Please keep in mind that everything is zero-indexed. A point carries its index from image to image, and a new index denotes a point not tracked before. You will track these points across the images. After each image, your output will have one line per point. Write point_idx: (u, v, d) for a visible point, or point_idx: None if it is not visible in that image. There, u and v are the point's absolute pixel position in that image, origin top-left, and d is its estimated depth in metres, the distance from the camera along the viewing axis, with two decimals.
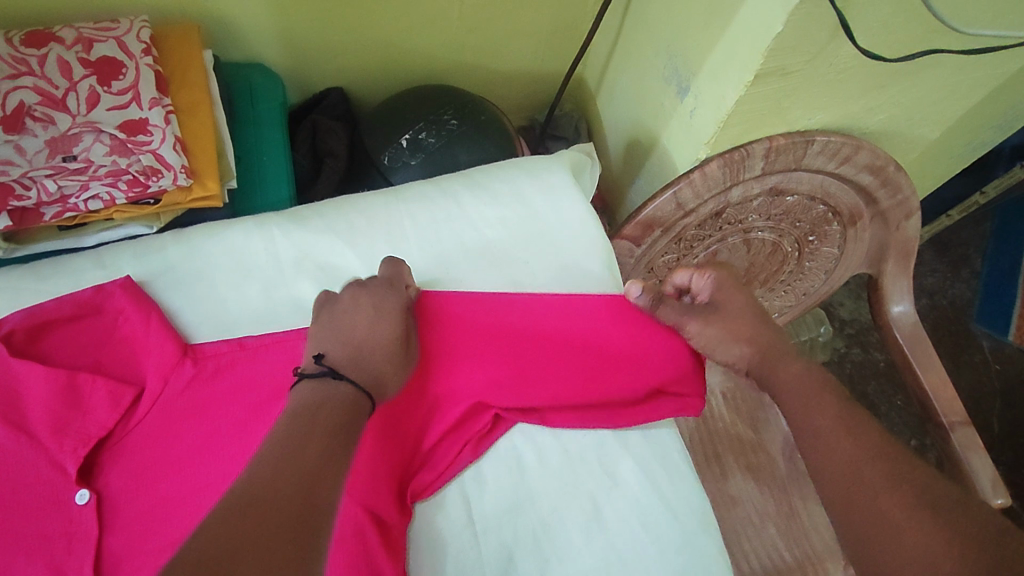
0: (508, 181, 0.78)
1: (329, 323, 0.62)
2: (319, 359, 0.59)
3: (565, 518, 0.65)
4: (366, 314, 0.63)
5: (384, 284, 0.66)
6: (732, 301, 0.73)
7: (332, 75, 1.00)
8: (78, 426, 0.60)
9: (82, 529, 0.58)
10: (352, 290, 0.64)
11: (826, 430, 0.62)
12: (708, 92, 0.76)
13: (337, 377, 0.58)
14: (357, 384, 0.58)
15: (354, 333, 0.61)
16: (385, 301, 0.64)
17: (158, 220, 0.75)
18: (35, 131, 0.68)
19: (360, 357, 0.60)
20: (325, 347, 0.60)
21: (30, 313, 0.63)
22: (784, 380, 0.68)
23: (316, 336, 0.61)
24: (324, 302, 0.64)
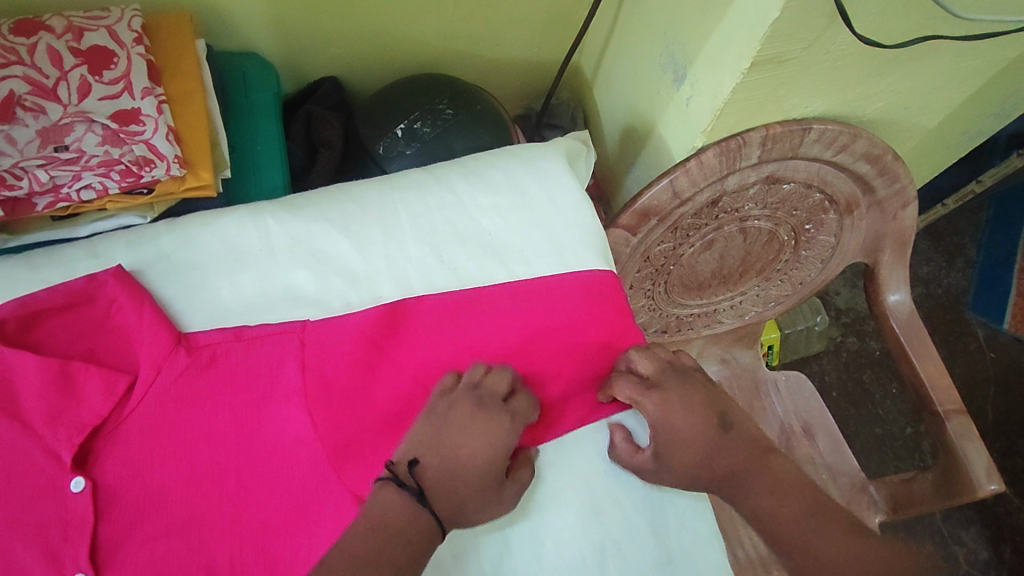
0: (504, 170, 0.78)
1: (441, 432, 0.63)
2: (412, 468, 0.61)
3: (561, 502, 0.66)
4: (480, 442, 0.62)
5: (509, 414, 0.64)
6: (677, 447, 0.66)
7: (326, 64, 1.00)
8: (73, 415, 0.61)
9: (77, 517, 0.59)
10: (476, 407, 0.63)
11: (791, 518, 0.66)
12: (705, 81, 0.75)
13: (421, 507, 0.60)
14: (437, 517, 0.60)
15: (461, 455, 0.62)
16: (502, 434, 0.63)
17: (152, 210, 0.74)
18: (26, 121, 0.67)
19: (451, 484, 0.61)
20: (422, 455, 0.62)
21: (24, 303, 0.63)
22: (755, 491, 0.67)
23: (415, 438, 0.63)
24: (443, 408, 0.64)
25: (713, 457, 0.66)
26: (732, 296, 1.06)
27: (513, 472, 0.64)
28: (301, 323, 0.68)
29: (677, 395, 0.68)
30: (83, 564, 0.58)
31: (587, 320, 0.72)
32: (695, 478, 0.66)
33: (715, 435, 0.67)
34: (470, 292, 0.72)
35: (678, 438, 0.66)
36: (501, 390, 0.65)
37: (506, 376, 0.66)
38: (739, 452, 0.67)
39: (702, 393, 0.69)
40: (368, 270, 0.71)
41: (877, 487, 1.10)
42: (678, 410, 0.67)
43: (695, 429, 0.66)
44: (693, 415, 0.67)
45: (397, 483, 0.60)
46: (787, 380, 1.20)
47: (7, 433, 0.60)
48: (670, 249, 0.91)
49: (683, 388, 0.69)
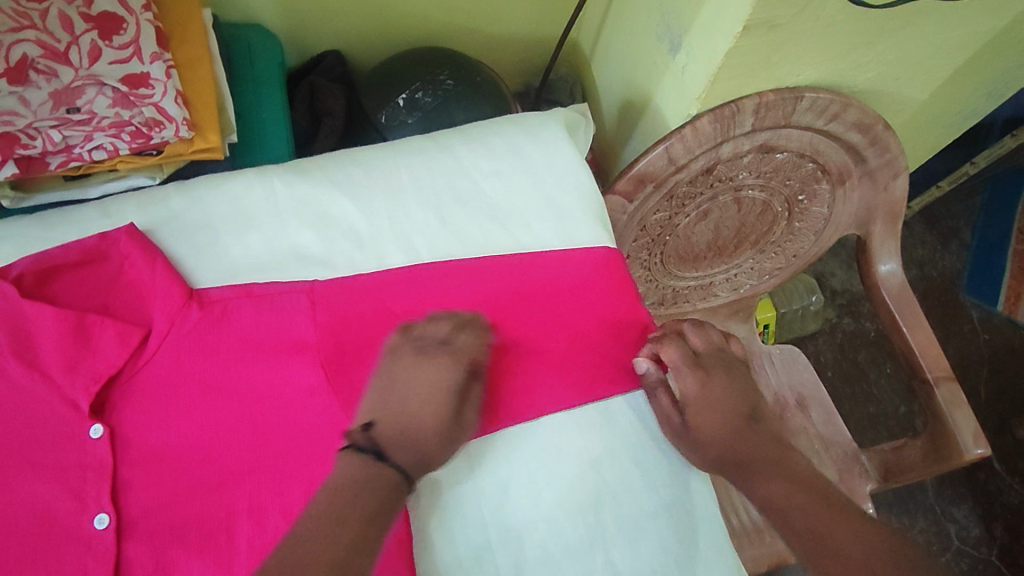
0: (505, 137, 0.78)
1: (388, 390, 0.64)
2: (366, 429, 0.61)
3: (558, 454, 0.67)
4: (428, 392, 0.64)
5: (452, 356, 0.66)
6: (706, 422, 0.69)
7: (328, 38, 1.01)
8: (89, 365, 0.63)
9: (94, 461, 0.61)
10: (417, 360, 0.65)
11: (809, 506, 0.64)
12: (699, 48, 0.77)
13: (381, 460, 0.60)
14: (401, 467, 0.61)
15: (411, 408, 0.63)
16: (448, 376, 0.65)
17: (161, 171, 0.77)
18: (38, 84, 0.68)
19: (407, 435, 0.62)
20: (376, 416, 0.62)
21: (38, 259, 0.65)
22: (773, 476, 0.67)
23: (372, 401, 0.63)
24: (386, 363, 0.65)
25: (739, 440, 0.69)
26: (727, 268, 1.08)
27: (467, 403, 0.66)
28: (309, 283, 0.69)
29: (717, 380, 0.72)
30: (104, 505, 0.60)
31: (590, 287, 0.73)
32: (721, 455, 0.69)
33: (745, 422, 0.70)
34: (477, 261, 0.72)
35: (711, 415, 0.70)
36: (439, 336, 0.67)
37: (442, 324, 0.67)
38: (767, 443, 0.70)
39: (742, 384, 0.73)
40: (371, 231, 0.72)
41: (869, 456, 1.12)
42: (716, 392, 0.71)
43: (727, 411, 0.70)
44: (727, 399, 0.71)
45: (352, 446, 0.60)
46: (781, 352, 1.23)
47: (25, 382, 0.62)
48: (667, 218, 0.94)
49: (722, 375, 0.73)
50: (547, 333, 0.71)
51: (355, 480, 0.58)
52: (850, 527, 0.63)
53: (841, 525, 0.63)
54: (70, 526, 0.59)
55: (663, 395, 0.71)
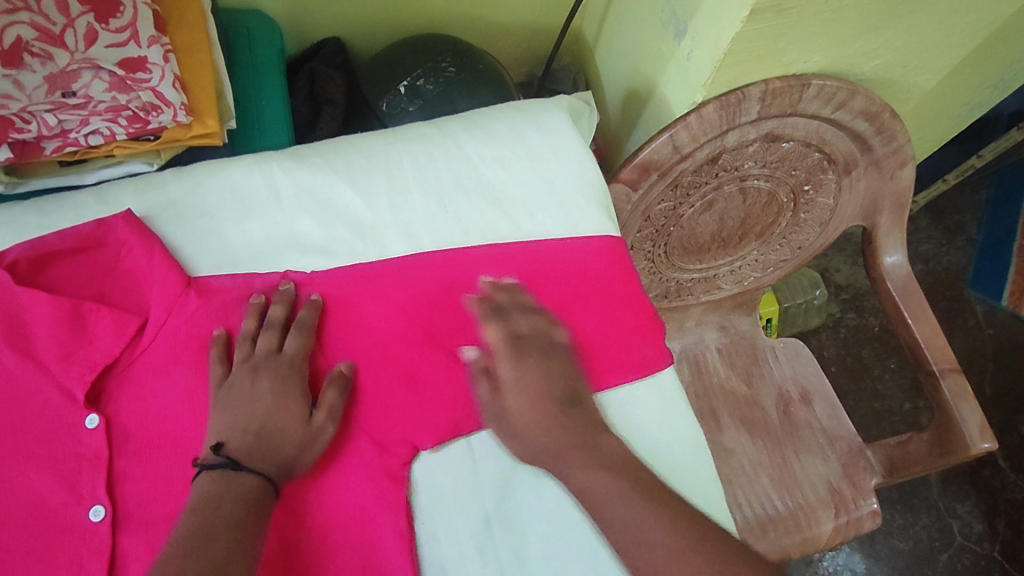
0: (506, 123, 0.76)
1: (234, 407, 0.60)
2: (218, 449, 0.58)
3: None
4: (264, 406, 0.61)
5: (283, 364, 0.63)
6: (522, 412, 0.63)
7: (329, 25, 1.00)
8: (85, 354, 0.62)
9: (91, 451, 0.60)
10: (250, 375, 0.62)
11: (620, 498, 0.57)
12: (705, 33, 0.76)
13: (237, 469, 0.57)
14: (261, 471, 0.58)
15: (256, 420, 0.60)
16: (289, 383, 0.62)
17: (158, 156, 0.76)
18: (33, 67, 0.66)
19: (267, 445, 0.59)
20: (228, 436, 0.59)
21: (33, 245, 0.64)
22: (588, 465, 0.60)
23: (216, 421, 0.60)
24: (259, 368, 0.62)
25: (550, 430, 0.62)
26: (731, 260, 1.07)
27: (318, 405, 0.61)
28: (309, 274, 0.68)
29: (535, 364, 0.64)
30: (100, 496, 0.59)
31: (597, 277, 0.72)
32: (534, 445, 0.62)
33: (561, 410, 0.63)
34: (483, 249, 0.71)
35: (521, 403, 0.63)
36: (272, 347, 0.64)
37: (273, 334, 0.64)
38: (580, 432, 0.62)
39: (561, 367, 0.65)
40: (372, 218, 0.71)
41: (873, 451, 1.11)
42: (530, 378, 0.63)
43: (541, 398, 0.63)
44: (542, 384, 0.63)
45: (205, 469, 0.57)
46: (785, 346, 1.21)
47: (20, 370, 0.61)
48: (671, 208, 0.92)
49: (547, 359, 0.65)
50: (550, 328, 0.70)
51: (215, 492, 0.55)
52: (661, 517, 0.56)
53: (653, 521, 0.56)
54: (65, 518, 0.58)
55: (484, 382, 0.65)
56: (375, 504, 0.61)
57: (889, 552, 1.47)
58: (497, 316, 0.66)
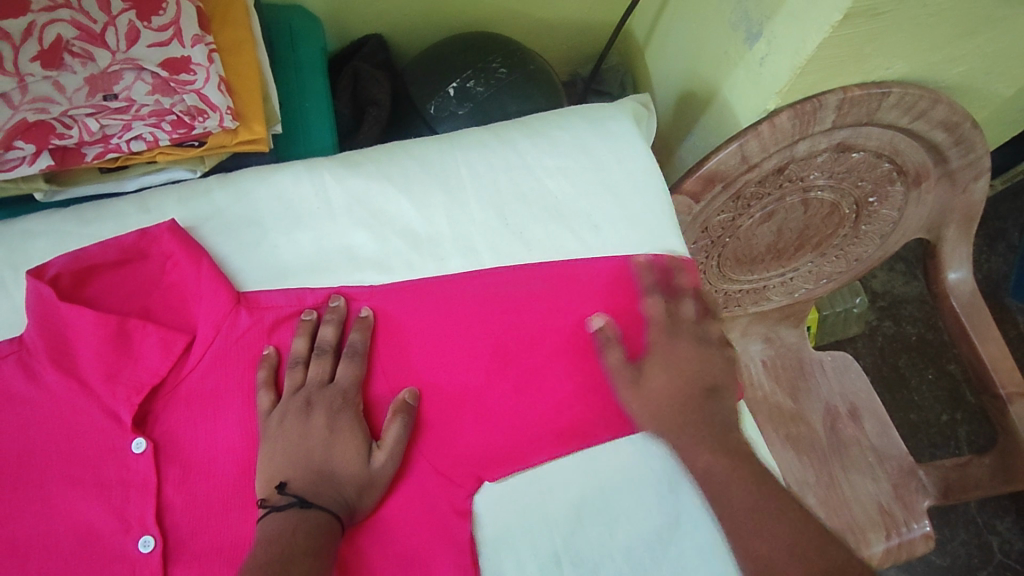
0: (570, 129, 0.70)
1: (299, 444, 0.56)
2: (282, 489, 0.54)
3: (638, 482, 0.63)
4: (321, 440, 0.57)
5: (335, 397, 0.58)
6: (662, 381, 0.62)
7: (371, 22, 0.96)
8: (130, 374, 0.57)
9: (138, 477, 0.55)
10: (301, 413, 0.57)
11: (736, 483, 0.58)
12: (785, 37, 0.71)
13: (306, 507, 0.53)
14: (329, 509, 0.54)
15: (314, 455, 0.56)
16: (343, 419, 0.58)
17: (202, 163, 0.72)
18: (73, 68, 0.63)
19: (329, 481, 0.55)
20: (292, 474, 0.55)
21: (75, 257, 0.59)
22: (702, 447, 0.60)
23: (270, 458, 0.56)
24: (310, 401, 0.58)
25: (683, 409, 0.62)
26: (782, 272, 1.02)
27: (381, 443, 0.58)
28: (367, 289, 0.64)
29: (686, 349, 0.64)
30: (150, 526, 0.54)
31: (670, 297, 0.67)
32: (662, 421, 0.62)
33: (700, 396, 0.63)
34: (550, 268, 0.66)
35: (660, 380, 0.63)
36: (324, 377, 0.59)
37: (325, 361, 0.60)
38: (706, 412, 0.63)
39: (710, 357, 0.64)
40: (429, 231, 0.66)
41: (927, 471, 1.05)
42: (678, 360, 0.64)
43: (679, 380, 0.63)
44: (684, 366, 0.63)
45: (271, 509, 0.53)
46: (833, 359, 1.15)
47: (64, 391, 0.56)
48: (730, 220, 0.88)
49: (692, 348, 0.64)
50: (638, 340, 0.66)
51: (285, 529, 0.52)
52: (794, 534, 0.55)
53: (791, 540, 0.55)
54: (113, 548, 0.54)
55: (615, 350, 0.62)
56: (435, 541, 0.58)
57: (925, 569, 1.42)
58: (669, 293, 0.66)
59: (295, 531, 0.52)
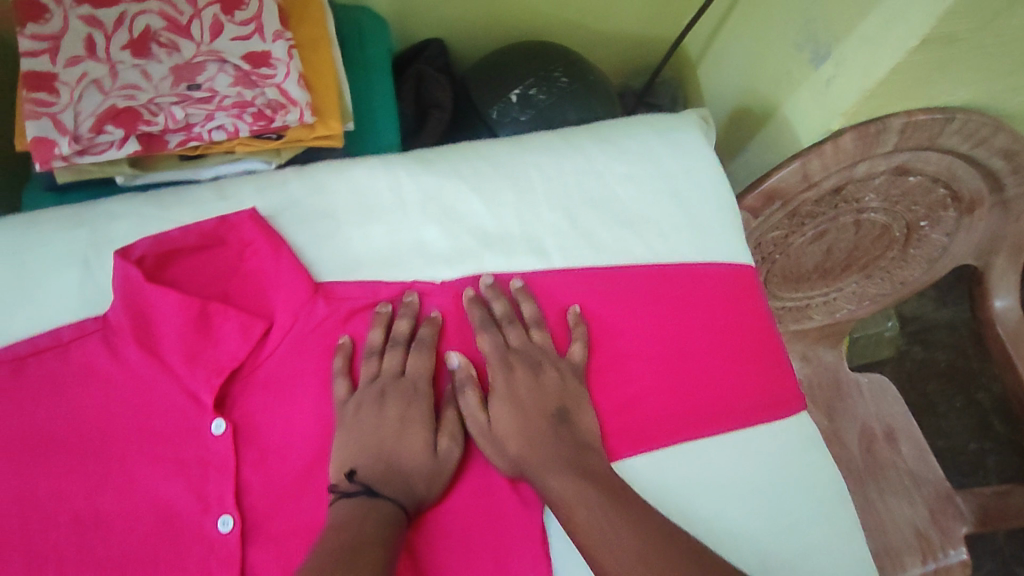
0: (638, 138, 0.71)
1: (368, 432, 0.57)
2: (352, 476, 0.55)
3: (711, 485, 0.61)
4: (395, 429, 0.58)
5: (408, 388, 0.59)
6: (511, 423, 0.58)
7: (434, 26, 0.97)
8: (210, 356, 0.59)
9: (217, 458, 0.57)
10: (376, 400, 0.58)
11: (594, 503, 0.54)
12: (854, 59, 0.72)
13: (373, 496, 0.54)
14: (395, 499, 0.54)
15: (386, 444, 0.57)
16: (416, 409, 0.59)
17: (278, 156, 0.73)
18: (159, 57, 0.66)
19: (397, 471, 0.56)
20: (360, 461, 0.56)
21: (158, 241, 0.61)
22: (559, 474, 0.56)
23: (343, 446, 0.57)
24: (380, 389, 0.59)
25: (538, 450, 0.57)
26: (826, 291, 1.02)
27: (441, 430, 0.59)
28: (439, 284, 0.65)
29: (521, 382, 0.60)
30: (228, 506, 0.55)
31: (734, 306, 0.67)
32: (519, 465, 0.58)
33: (550, 430, 0.58)
34: (618, 272, 0.66)
35: (508, 423, 0.58)
36: (397, 369, 0.60)
37: (399, 352, 0.61)
38: (565, 448, 0.57)
39: (550, 386, 0.60)
40: (500, 230, 0.67)
41: (963, 498, 1.04)
42: (522, 395, 0.59)
43: (528, 416, 0.59)
44: (531, 404, 0.59)
45: (341, 495, 0.54)
46: (870, 382, 1.14)
47: (146, 370, 0.58)
48: (782, 237, 0.89)
49: (536, 380, 0.60)
50: (749, 343, 0.67)
51: (354, 516, 0.52)
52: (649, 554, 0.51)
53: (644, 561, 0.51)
54: (191, 526, 0.55)
55: (471, 392, 0.59)
56: (501, 536, 0.58)
57: None
58: (484, 320, 0.62)
59: (364, 517, 0.52)
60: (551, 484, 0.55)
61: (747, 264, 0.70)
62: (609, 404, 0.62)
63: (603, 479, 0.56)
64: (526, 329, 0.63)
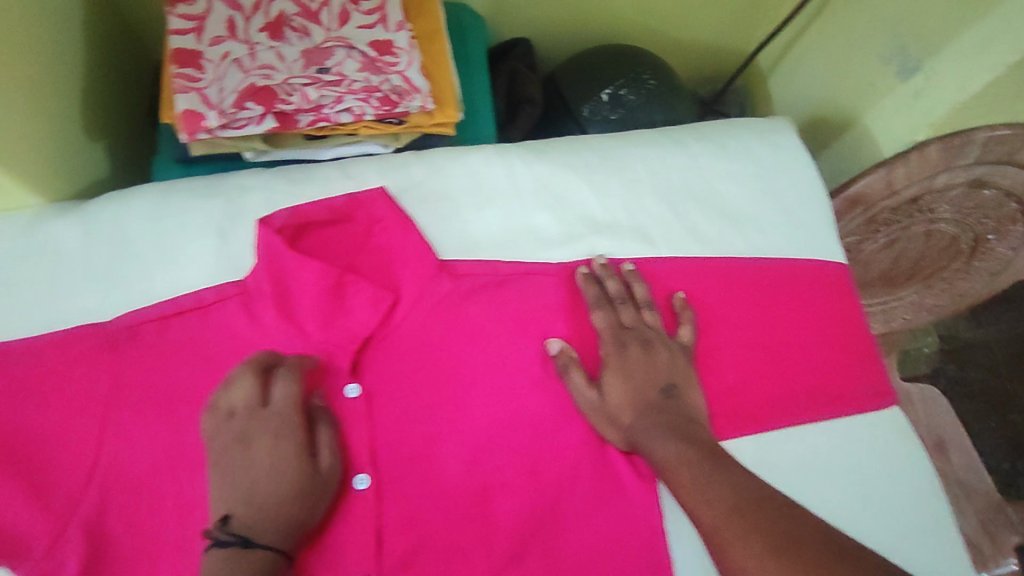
0: (739, 138, 0.75)
1: (241, 474, 0.54)
2: (225, 524, 0.52)
3: (812, 469, 0.63)
4: (264, 468, 0.54)
5: (272, 422, 0.56)
6: (621, 394, 0.60)
7: (523, 27, 1.02)
8: (342, 323, 0.63)
9: (353, 419, 0.60)
10: (238, 442, 0.55)
11: (698, 469, 0.54)
12: (947, 74, 0.76)
13: (250, 545, 0.52)
14: (273, 545, 0.52)
15: (256, 488, 0.54)
16: (284, 441, 0.55)
17: (396, 140, 0.76)
18: (291, 40, 0.70)
19: (273, 512, 0.53)
20: (234, 507, 0.53)
21: (293, 213, 0.65)
22: (664, 440, 0.57)
23: (219, 491, 0.54)
24: (247, 419, 0.56)
25: (645, 418, 0.59)
26: (887, 299, 1.06)
27: (320, 449, 0.57)
28: (556, 266, 0.68)
29: (635, 356, 0.62)
30: (364, 465, 0.59)
31: (830, 301, 0.71)
32: (629, 435, 0.60)
33: (658, 403, 0.60)
34: (721, 263, 0.70)
35: (619, 393, 0.61)
36: (258, 400, 0.57)
37: (251, 384, 0.57)
38: (673, 417, 0.59)
39: (661, 361, 0.62)
40: (608, 218, 0.70)
41: (1015, 508, 1.06)
42: (635, 368, 0.61)
43: (638, 387, 0.61)
44: (641, 375, 0.61)
45: (216, 546, 0.51)
46: (921, 392, 1.17)
47: (282, 335, 0.62)
48: (855, 242, 0.93)
49: (647, 354, 0.62)
50: (844, 337, 0.70)
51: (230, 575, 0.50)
52: (755, 516, 0.49)
53: (753, 524, 0.49)
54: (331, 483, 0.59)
55: (576, 372, 0.62)
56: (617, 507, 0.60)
57: None
58: (597, 299, 0.65)
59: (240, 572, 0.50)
60: (656, 452, 0.57)
61: (842, 262, 0.73)
62: (716, 387, 0.65)
63: (709, 450, 0.56)
64: (636, 309, 0.65)
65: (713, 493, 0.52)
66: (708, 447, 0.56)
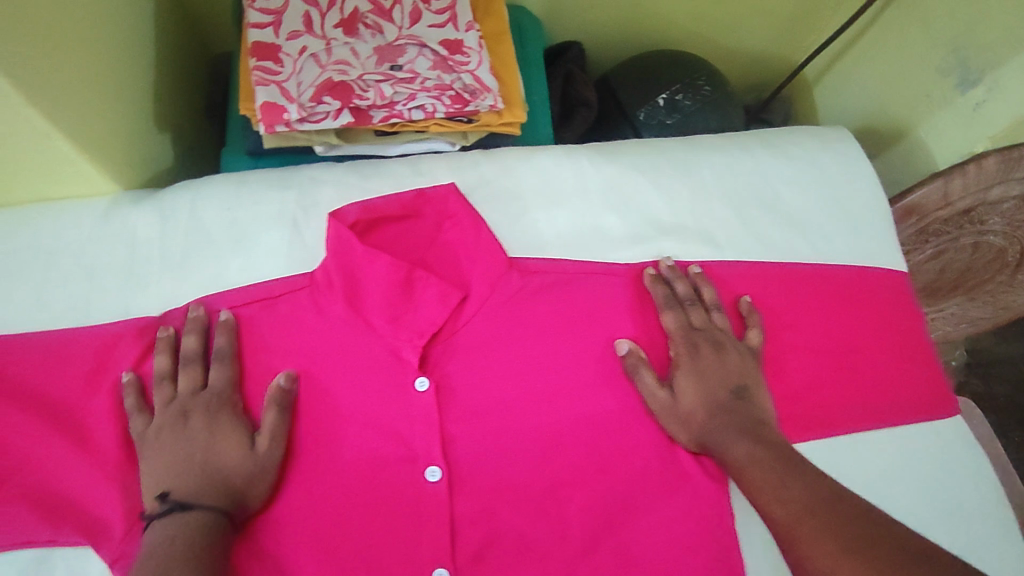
0: (802, 145, 0.76)
1: (178, 450, 0.55)
2: (164, 498, 0.53)
3: (877, 473, 0.64)
4: (201, 443, 0.56)
5: (209, 401, 0.58)
6: (693, 394, 0.61)
7: (576, 31, 1.03)
8: (412, 320, 0.63)
9: (422, 414, 0.60)
10: (178, 419, 0.57)
11: (770, 470, 0.54)
12: (1008, 88, 0.77)
13: (185, 510, 0.52)
14: (210, 510, 0.53)
15: (189, 462, 0.55)
16: (222, 417, 0.57)
17: (464, 138, 0.77)
18: (365, 38, 0.71)
19: (209, 482, 0.54)
20: (173, 483, 0.54)
21: (365, 208, 0.65)
22: (736, 441, 0.57)
23: (153, 470, 0.55)
24: (187, 400, 0.58)
25: (715, 419, 0.60)
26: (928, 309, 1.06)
27: (260, 431, 0.57)
28: (625, 266, 0.69)
29: (706, 358, 0.63)
30: (436, 458, 0.59)
31: (892, 309, 0.71)
32: (699, 435, 0.60)
33: (729, 404, 0.60)
34: (787, 268, 0.70)
35: (691, 394, 0.61)
36: (196, 384, 0.59)
37: (193, 370, 0.59)
38: (744, 419, 0.59)
39: (732, 363, 0.63)
40: (674, 221, 0.71)
41: None
42: (707, 369, 0.62)
43: (710, 387, 0.61)
44: (713, 376, 0.62)
45: (154, 520, 0.52)
46: None
47: (353, 327, 0.63)
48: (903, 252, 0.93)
49: (719, 356, 0.63)
50: (907, 345, 0.70)
51: (166, 537, 0.51)
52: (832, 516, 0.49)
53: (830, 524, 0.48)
54: (404, 475, 0.59)
55: (647, 372, 0.62)
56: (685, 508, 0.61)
57: None
58: (666, 300, 0.66)
59: (178, 533, 0.51)
60: (728, 453, 0.57)
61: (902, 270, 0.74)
62: (784, 391, 0.65)
63: (782, 452, 0.56)
64: (705, 311, 0.66)
65: (787, 492, 0.52)
66: (781, 449, 0.56)
